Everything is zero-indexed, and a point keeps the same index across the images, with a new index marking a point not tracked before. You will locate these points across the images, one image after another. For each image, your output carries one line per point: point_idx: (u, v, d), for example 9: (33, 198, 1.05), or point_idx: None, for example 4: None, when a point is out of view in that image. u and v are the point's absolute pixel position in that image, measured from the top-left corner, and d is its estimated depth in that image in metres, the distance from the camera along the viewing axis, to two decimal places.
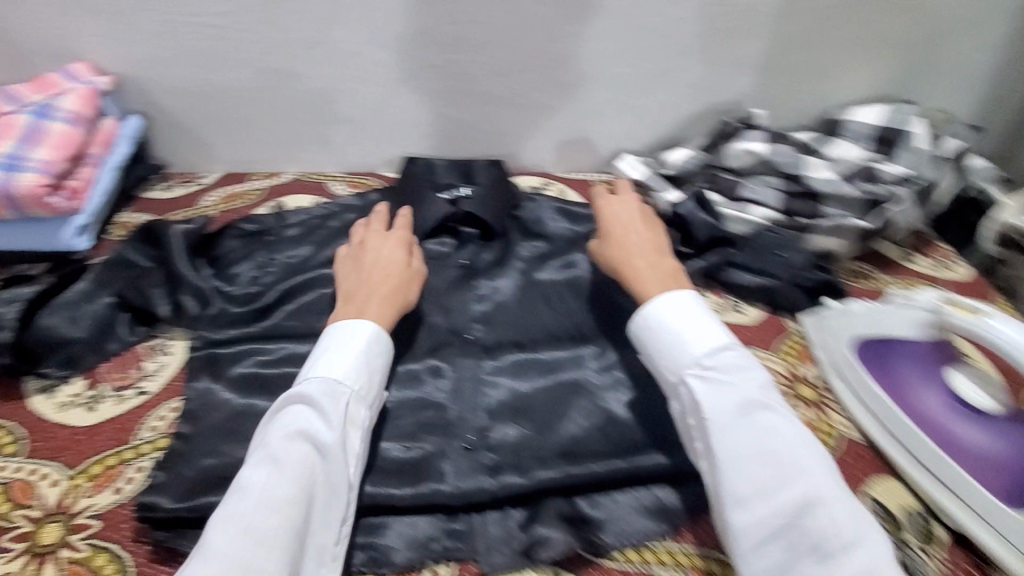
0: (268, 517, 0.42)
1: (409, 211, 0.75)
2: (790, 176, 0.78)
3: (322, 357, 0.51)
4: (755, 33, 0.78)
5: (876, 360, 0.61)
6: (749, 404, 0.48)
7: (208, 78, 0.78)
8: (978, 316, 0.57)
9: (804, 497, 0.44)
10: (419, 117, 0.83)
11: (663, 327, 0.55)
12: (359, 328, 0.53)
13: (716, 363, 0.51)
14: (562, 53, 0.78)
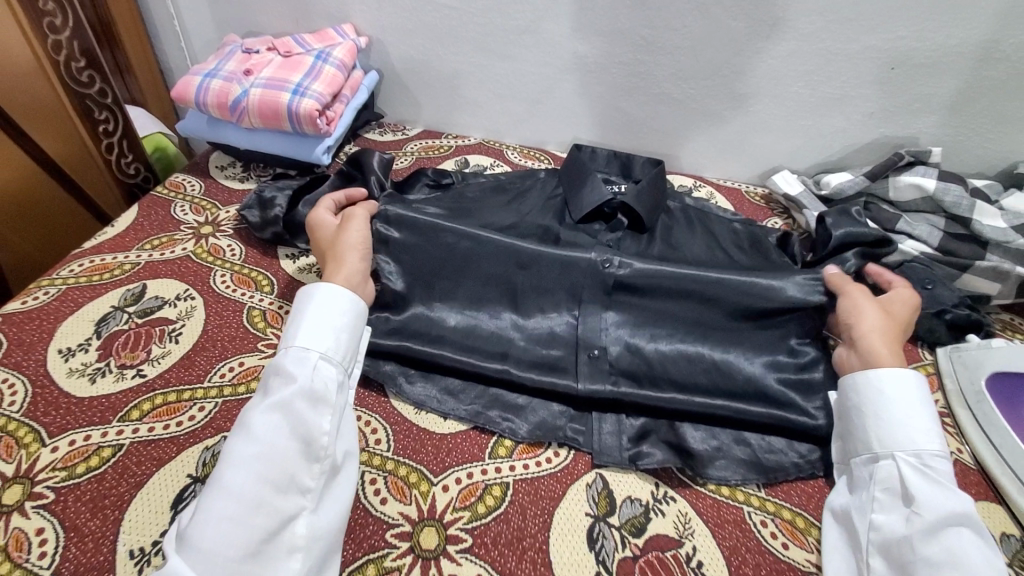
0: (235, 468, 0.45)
1: (572, 188, 0.81)
2: (952, 216, 0.78)
3: (305, 324, 0.53)
4: (946, 73, 0.79)
5: (1001, 395, 0.60)
6: (955, 511, 0.45)
7: (433, 50, 0.95)
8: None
9: None
10: (594, 107, 0.96)
11: (889, 394, 0.51)
12: (326, 294, 0.55)
13: (928, 462, 0.48)
14: (739, 66, 0.85)
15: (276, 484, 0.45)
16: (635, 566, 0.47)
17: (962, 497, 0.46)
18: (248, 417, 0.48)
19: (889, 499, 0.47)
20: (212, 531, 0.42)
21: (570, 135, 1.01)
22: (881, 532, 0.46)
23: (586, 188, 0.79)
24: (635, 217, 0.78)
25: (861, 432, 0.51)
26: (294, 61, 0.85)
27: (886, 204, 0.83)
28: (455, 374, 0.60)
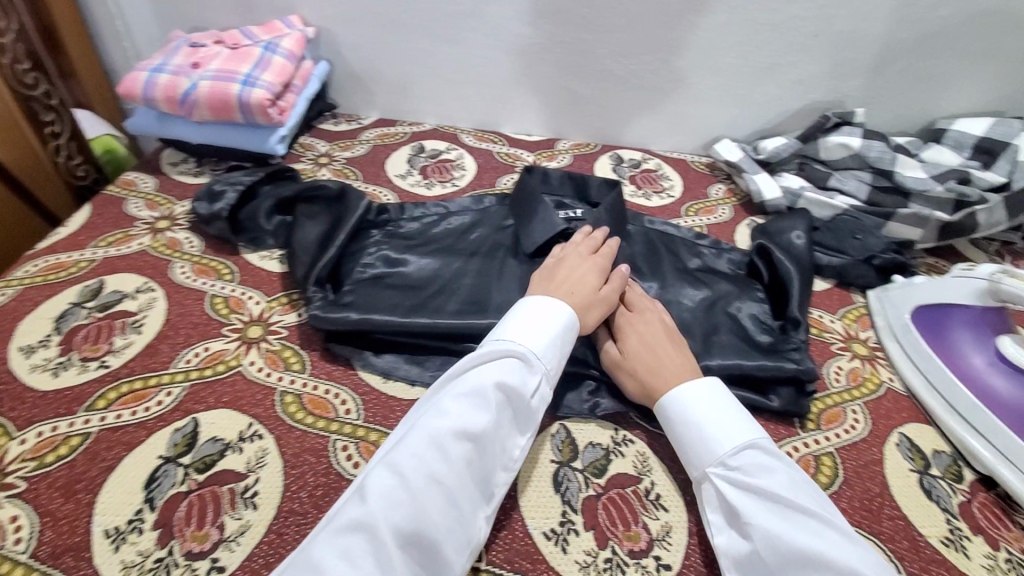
0: (448, 440, 0.45)
1: (523, 220, 0.78)
2: (879, 171, 0.85)
3: (532, 324, 0.53)
4: (865, 37, 0.85)
5: (928, 328, 0.65)
6: (770, 503, 0.44)
7: (381, 38, 0.96)
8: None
9: None
10: (543, 88, 0.99)
11: (674, 414, 0.52)
12: (558, 309, 0.55)
13: (739, 462, 0.47)
14: (676, 41, 0.89)
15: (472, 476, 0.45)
16: (598, 503, 0.51)
17: (777, 481, 0.45)
18: (478, 394, 0.47)
19: (726, 520, 0.46)
20: (410, 494, 0.42)
21: (522, 117, 1.04)
22: (728, 558, 0.45)
23: (537, 220, 0.77)
24: None
25: (682, 459, 0.51)
26: (242, 53, 0.85)
27: (819, 164, 0.89)
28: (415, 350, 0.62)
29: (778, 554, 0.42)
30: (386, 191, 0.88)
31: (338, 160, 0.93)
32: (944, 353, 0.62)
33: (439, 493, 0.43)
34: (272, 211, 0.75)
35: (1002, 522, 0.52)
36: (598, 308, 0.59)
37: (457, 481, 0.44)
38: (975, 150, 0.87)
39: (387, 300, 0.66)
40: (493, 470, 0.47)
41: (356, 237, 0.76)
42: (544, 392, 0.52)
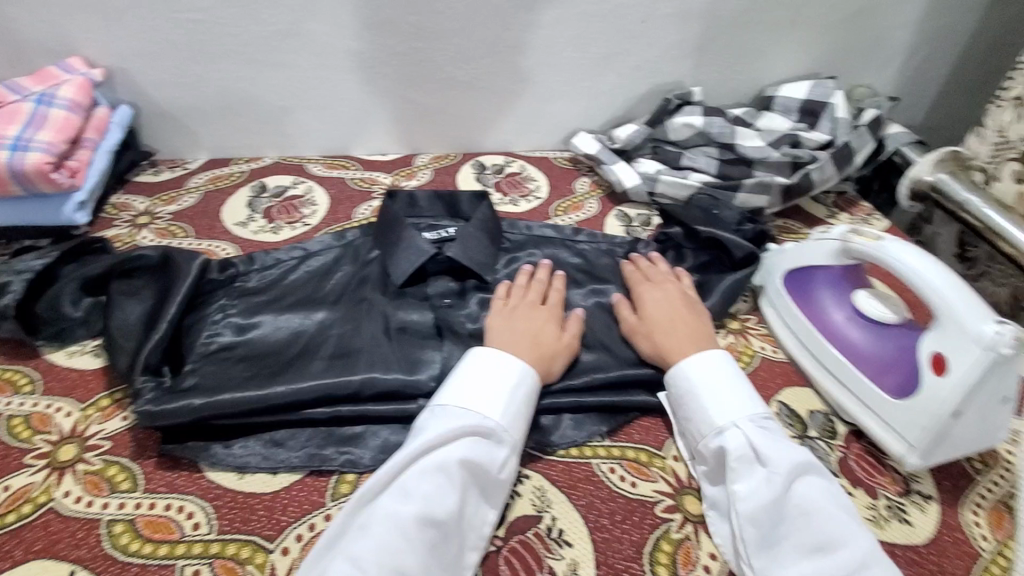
0: (409, 522, 0.43)
1: (387, 249, 0.72)
2: (722, 144, 0.89)
3: (496, 390, 0.51)
4: (688, 17, 0.87)
5: (797, 288, 0.67)
6: (797, 459, 0.48)
7: (191, 71, 0.85)
8: (877, 241, 0.59)
9: (860, 559, 0.43)
10: (388, 104, 0.93)
11: (709, 376, 0.54)
12: (509, 363, 0.53)
13: (755, 430, 0.50)
14: (513, 40, 0.86)
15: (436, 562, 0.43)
16: (500, 558, 0.47)
17: (797, 451, 0.49)
18: (442, 473, 0.46)
19: (744, 467, 0.48)
20: None
21: (372, 136, 0.97)
22: (750, 505, 0.47)
23: (404, 246, 0.71)
24: (463, 271, 0.72)
25: (693, 422, 0.53)
26: (9, 110, 0.71)
27: (671, 145, 0.92)
28: (279, 428, 0.54)
29: (806, 504, 0.46)
30: (225, 245, 0.78)
31: (163, 218, 0.82)
32: (811, 312, 0.64)
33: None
34: (81, 293, 0.62)
35: (875, 469, 0.56)
36: (563, 355, 0.58)
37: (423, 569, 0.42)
38: (801, 113, 0.93)
39: (237, 374, 0.57)
40: (458, 549, 0.45)
41: (195, 306, 0.64)
42: (511, 464, 0.50)
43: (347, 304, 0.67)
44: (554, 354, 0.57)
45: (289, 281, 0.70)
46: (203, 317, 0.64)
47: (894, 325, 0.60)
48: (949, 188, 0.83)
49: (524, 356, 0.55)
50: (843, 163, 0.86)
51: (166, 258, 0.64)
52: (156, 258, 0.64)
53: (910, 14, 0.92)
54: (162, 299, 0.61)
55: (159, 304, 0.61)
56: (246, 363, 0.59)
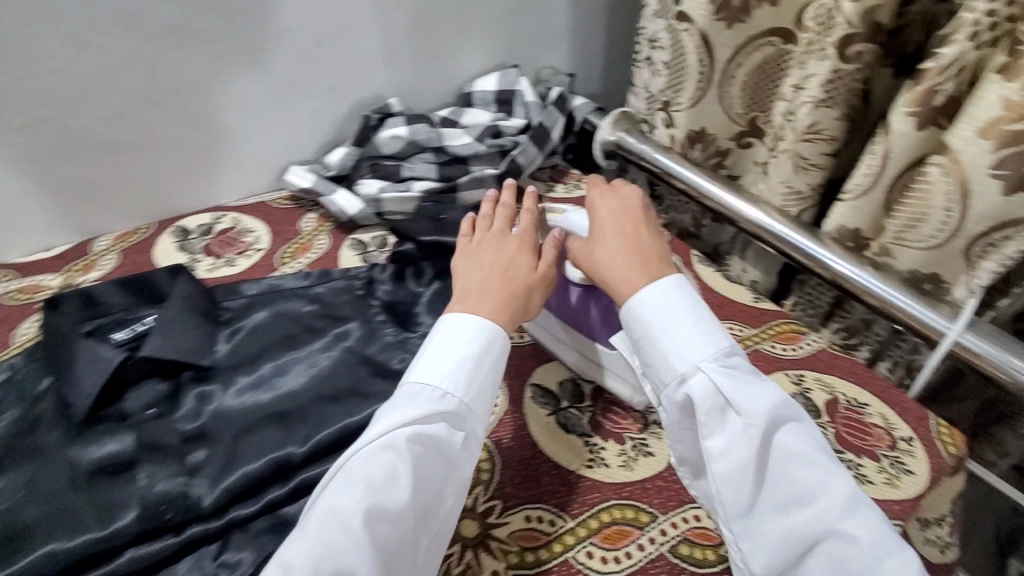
0: (351, 521, 0.42)
1: (58, 373, 0.58)
2: (434, 148, 0.90)
3: (471, 343, 0.52)
4: (361, 31, 0.85)
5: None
6: (772, 406, 0.47)
7: None
8: (562, 215, 0.65)
9: (840, 504, 0.44)
10: (27, 190, 0.74)
11: (662, 312, 0.52)
12: (469, 315, 0.53)
13: (728, 370, 0.49)
14: (167, 86, 0.75)
15: (388, 555, 0.43)
16: None
17: (766, 391, 0.48)
18: (368, 471, 0.44)
19: (716, 420, 0.47)
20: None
21: (22, 233, 0.77)
22: (722, 463, 0.47)
23: (80, 362, 0.58)
24: (173, 367, 0.61)
25: (658, 361, 0.51)
26: None
27: (387, 158, 0.89)
28: None
29: (787, 451, 0.47)
30: None
31: None
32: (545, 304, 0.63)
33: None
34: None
35: (619, 415, 0.60)
36: (538, 289, 0.58)
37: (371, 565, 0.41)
38: (498, 104, 0.99)
39: None
40: (422, 530, 0.46)
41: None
42: (474, 436, 0.50)
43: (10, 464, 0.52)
44: (528, 290, 0.58)
45: None
46: None
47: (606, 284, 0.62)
48: (628, 143, 0.95)
49: (490, 303, 0.55)
50: (541, 142, 0.94)
51: None
52: None
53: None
54: None
55: None
56: None
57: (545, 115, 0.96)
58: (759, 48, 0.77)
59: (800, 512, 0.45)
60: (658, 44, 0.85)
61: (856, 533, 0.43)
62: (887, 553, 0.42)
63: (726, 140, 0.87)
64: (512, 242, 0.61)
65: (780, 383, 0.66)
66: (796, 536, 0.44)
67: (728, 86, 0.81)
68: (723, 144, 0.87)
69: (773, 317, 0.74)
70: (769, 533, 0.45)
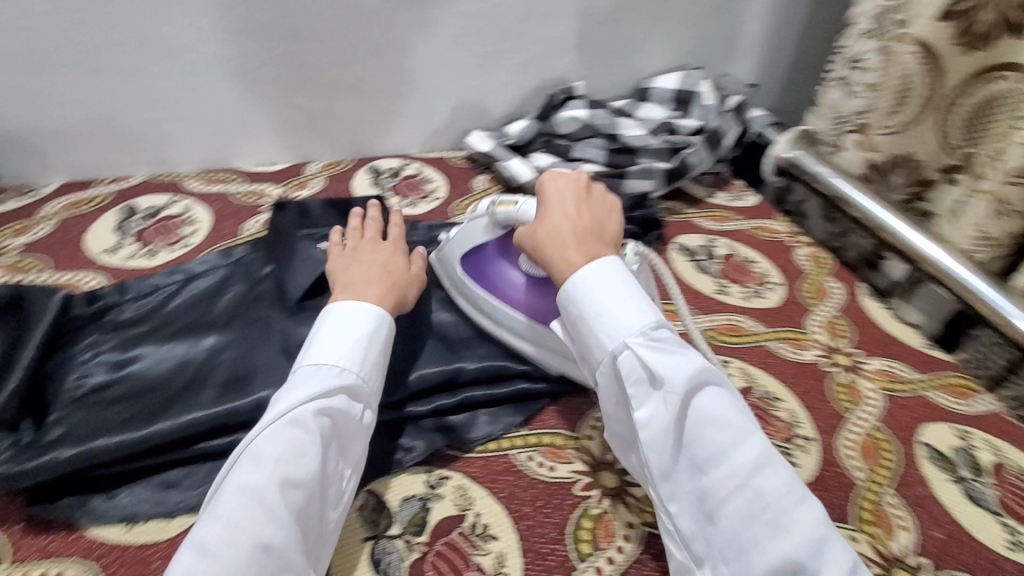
0: (266, 491, 0.41)
1: (280, 262, 0.68)
2: (608, 135, 0.93)
3: (322, 340, 0.50)
4: (566, 14, 0.91)
5: (473, 270, 0.64)
6: (693, 375, 0.47)
7: (33, 85, 0.76)
8: (513, 207, 0.60)
9: (753, 458, 0.44)
10: (268, 112, 0.87)
11: (595, 290, 0.52)
12: (363, 308, 0.53)
13: (656, 342, 0.48)
14: (395, 39, 0.85)
15: (302, 522, 0.42)
16: (426, 563, 0.47)
17: (692, 357, 0.48)
18: (292, 433, 0.44)
19: (642, 390, 0.48)
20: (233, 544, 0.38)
21: (255, 146, 0.91)
22: (651, 430, 0.47)
23: (297, 257, 0.67)
24: None
25: (587, 336, 0.51)
26: None
27: (561, 138, 0.94)
28: (168, 467, 0.49)
29: (702, 416, 0.46)
30: (91, 275, 0.70)
31: (13, 252, 0.73)
32: (501, 295, 0.62)
33: (269, 557, 0.39)
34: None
35: (765, 420, 0.63)
36: (414, 285, 0.62)
37: (290, 534, 0.40)
38: (675, 102, 1.00)
39: (119, 417, 0.51)
40: (326, 502, 0.45)
41: (57, 348, 0.57)
42: (367, 417, 0.49)
43: (238, 325, 0.62)
44: (406, 283, 0.61)
45: (171, 306, 0.64)
46: (67, 358, 0.57)
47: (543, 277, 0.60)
48: (806, 163, 0.92)
49: (376, 288, 0.57)
50: (712, 145, 0.95)
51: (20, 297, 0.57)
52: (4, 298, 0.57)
53: (761, 9, 1.02)
54: (18, 344, 0.55)
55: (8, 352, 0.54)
56: (122, 402, 0.53)
57: (720, 120, 0.97)
58: (988, 82, 0.71)
59: (715, 473, 0.44)
60: (860, 65, 0.81)
61: (765, 487, 0.43)
62: (809, 514, 0.42)
63: (935, 171, 0.81)
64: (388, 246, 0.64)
65: (942, 434, 0.63)
66: (719, 497, 0.44)
67: (953, 113, 0.75)
68: (930, 174, 0.82)
69: (941, 367, 0.71)
70: (688, 489, 0.46)
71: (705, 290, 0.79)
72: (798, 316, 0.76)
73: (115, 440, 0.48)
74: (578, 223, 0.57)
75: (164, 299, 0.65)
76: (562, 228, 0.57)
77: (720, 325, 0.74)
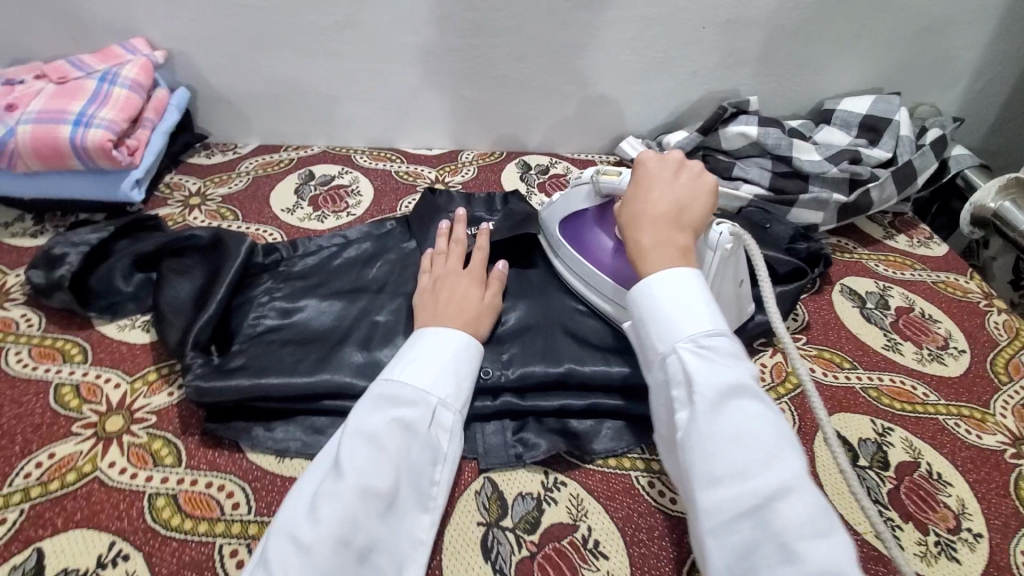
0: (351, 496, 0.42)
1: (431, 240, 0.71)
2: (778, 156, 0.86)
3: (411, 358, 0.50)
4: (749, 25, 0.85)
5: (574, 239, 0.65)
6: (730, 386, 0.43)
7: (249, 57, 0.86)
8: (618, 177, 0.60)
9: (777, 483, 0.39)
10: (437, 99, 0.92)
11: (669, 292, 0.49)
12: (445, 334, 0.53)
13: (711, 346, 0.45)
14: (568, 39, 0.85)
15: (384, 524, 0.43)
16: (533, 564, 0.46)
17: (738, 371, 0.44)
18: (373, 443, 0.45)
19: (680, 395, 0.44)
20: (323, 546, 0.40)
21: (419, 130, 0.96)
22: (682, 431, 0.44)
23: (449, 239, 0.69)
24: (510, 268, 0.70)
25: (649, 337, 0.49)
26: (72, 87, 0.73)
27: (722, 154, 0.89)
28: (320, 413, 0.54)
29: (732, 427, 0.42)
30: (271, 229, 0.79)
31: (213, 199, 0.84)
32: (592, 257, 0.62)
33: (346, 556, 0.41)
34: (131, 269, 0.64)
35: (927, 502, 0.54)
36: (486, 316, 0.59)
37: (369, 537, 0.42)
38: (861, 128, 0.90)
39: (282, 357, 0.57)
40: (409, 508, 0.46)
41: (240, 288, 0.65)
42: (452, 430, 0.49)
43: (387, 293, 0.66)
44: (480, 317, 0.58)
45: (331, 265, 0.70)
46: (245, 298, 0.64)
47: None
48: (1011, 217, 0.80)
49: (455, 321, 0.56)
50: (900, 180, 0.85)
51: (216, 238, 0.65)
52: (204, 237, 0.65)
53: (986, 32, 0.88)
54: (211, 280, 0.62)
55: (204, 286, 0.62)
56: (287, 345, 0.59)
57: (917, 155, 0.86)
58: None
59: (731, 488, 0.40)
60: None
61: (783, 512, 0.38)
62: (828, 552, 0.36)
63: None
64: (465, 275, 0.61)
65: None
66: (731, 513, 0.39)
67: None
68: None
69: None
70: (711, 505, 0.40)
71: (872, 342, 0.70)
72: (982, 393, 0.65)
73: (281, 378, 0.53)
74: (658, 208, 0.53)
75: (327, 257, 0.71)
76: (642, 211, 0.54)
77: (884, 385, 0.65)
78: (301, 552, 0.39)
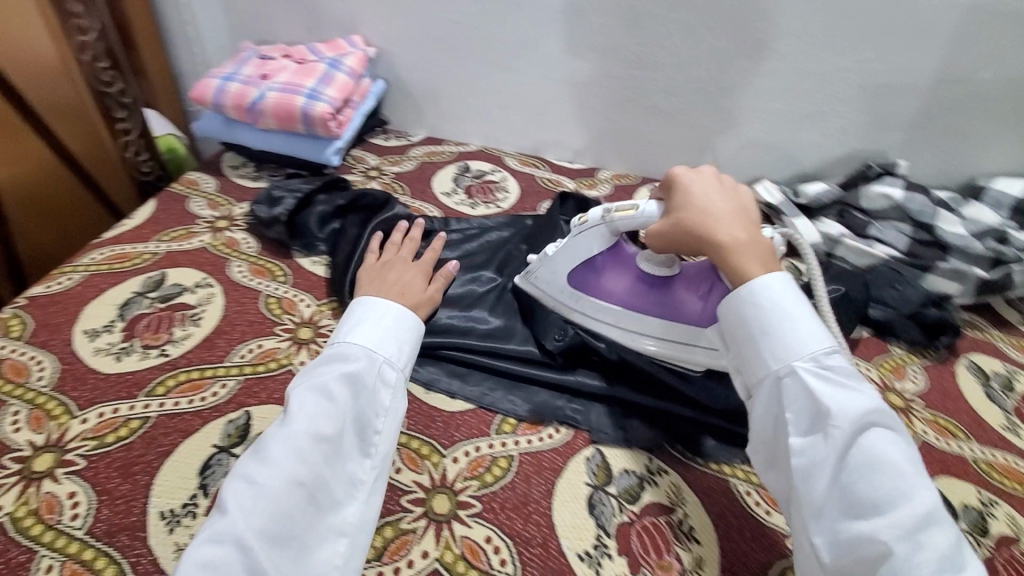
0: (300, 440, 0.47)
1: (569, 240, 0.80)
2: (920, 223, 0.87)
3: (356, 324, 0.57)
4: (911, 91, 0.86)
5: (585, 283, 0.67)
6: (866, 414, 0.46)
7: (440, 61, 1.00)
8: (634, 211, 0.61)
9: (918, 515, 0.43)
10: (590, 119, 1.01)
11: (802, 310, 0.51)
12: (382, 303, 0.59)
13: (833, 369, 0.49)
14: (724, 81, 0.91)
15: (330, 461, 0.48)
16: (632, 529, 0.52)
17: (859, 396, 0.47)
18: (316, 395, 0.50)
19: (804, 418, 0.48)
20: (275, 482, 0.45)
21: (566, 144, 1.06)
22: (804, 458, 0.47)
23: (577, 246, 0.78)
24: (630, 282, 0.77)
25: (753, 354, 0.52)
26: (308, 67, 0.90)
27: (860, 211, 0.90)
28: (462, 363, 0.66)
29: (866, 457, 0.45)
30: (431, 207, 0.92)
31: (388, 175, 0.98)
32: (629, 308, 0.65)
33: (298, 494, 0.45)
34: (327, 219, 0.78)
35: None
36: None
37: (317, 476, 0.47)
38: (1011, 211, 0.89)
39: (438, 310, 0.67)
40: (352, 452, 0.50)
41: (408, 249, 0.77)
42: (394, 386, 0.54)
43: None
44: None
45: (482, 246, 0.80)
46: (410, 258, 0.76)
47: (672, 277, 0.64)
48: None
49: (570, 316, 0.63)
50: None
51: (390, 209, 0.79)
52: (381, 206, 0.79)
53: None
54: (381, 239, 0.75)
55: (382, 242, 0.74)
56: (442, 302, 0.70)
57: None
58: None
59: (870, 520, 0.43)
60: None
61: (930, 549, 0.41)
62: None
63: None
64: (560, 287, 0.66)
65: None
66: (873, 543, 0.42)
67: None
68: None
69: None
70: (847, 535, 0.43)
71: (994, 421, 0.68)
72: None
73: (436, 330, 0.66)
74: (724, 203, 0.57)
75: (478, 238, 0.81)
76: (715, 205, 0.57)
77: (997, 461, 0.64)
78: (252, 485, 0.45)
